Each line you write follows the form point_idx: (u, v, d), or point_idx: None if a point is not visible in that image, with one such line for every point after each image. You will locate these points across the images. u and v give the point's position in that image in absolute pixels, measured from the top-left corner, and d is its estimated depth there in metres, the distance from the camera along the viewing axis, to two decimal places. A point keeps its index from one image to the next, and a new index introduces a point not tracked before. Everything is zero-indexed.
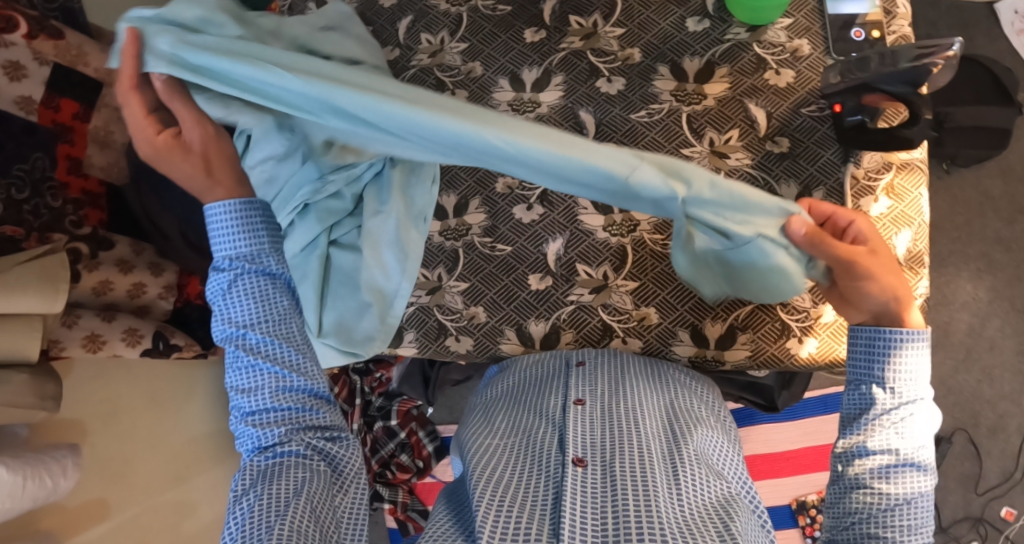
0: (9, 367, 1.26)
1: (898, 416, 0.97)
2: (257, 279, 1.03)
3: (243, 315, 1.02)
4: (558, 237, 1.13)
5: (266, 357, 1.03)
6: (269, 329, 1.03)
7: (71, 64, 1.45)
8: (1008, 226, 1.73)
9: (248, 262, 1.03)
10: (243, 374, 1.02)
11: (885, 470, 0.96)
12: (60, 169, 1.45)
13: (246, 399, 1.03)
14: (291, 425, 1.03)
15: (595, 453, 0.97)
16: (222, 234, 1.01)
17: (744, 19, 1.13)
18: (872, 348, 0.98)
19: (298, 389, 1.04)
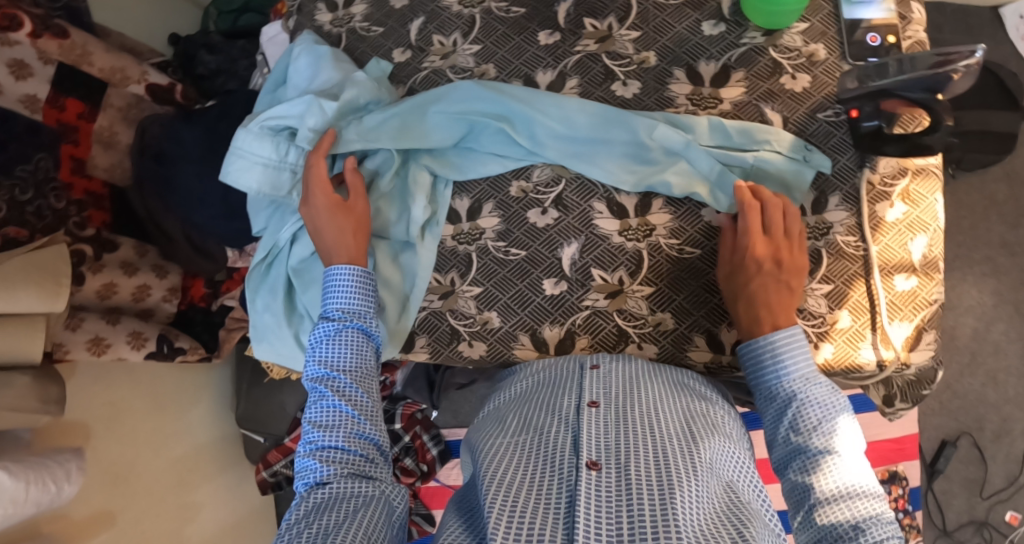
0: (12, 371, 1.24)
1: (807, 412, 0.95)
2: (354, 334, 1.06)
3: (337, 360, 1.04)
4: (573, 242, 1.12)
5: (347, 401, 1.02)
6: (356, 379, 1.04)
7: (75, 64, 1.43)
8: (1013, 231, 1.73)
9: (353, 317, 1.06)
10: (322, 412, 1.02)
11: (814, 469, 0.92)
12: (64, 169, 1.43)
13: (320, 434, 1.01)
14: (351, 468, 0.99)
15: (610, 455, 0.93)
16: (338, 292, 1.07)
17: (760, 23, 1.12)
18: (766, 365, 0.99)
19: (368, 436, 1.02)
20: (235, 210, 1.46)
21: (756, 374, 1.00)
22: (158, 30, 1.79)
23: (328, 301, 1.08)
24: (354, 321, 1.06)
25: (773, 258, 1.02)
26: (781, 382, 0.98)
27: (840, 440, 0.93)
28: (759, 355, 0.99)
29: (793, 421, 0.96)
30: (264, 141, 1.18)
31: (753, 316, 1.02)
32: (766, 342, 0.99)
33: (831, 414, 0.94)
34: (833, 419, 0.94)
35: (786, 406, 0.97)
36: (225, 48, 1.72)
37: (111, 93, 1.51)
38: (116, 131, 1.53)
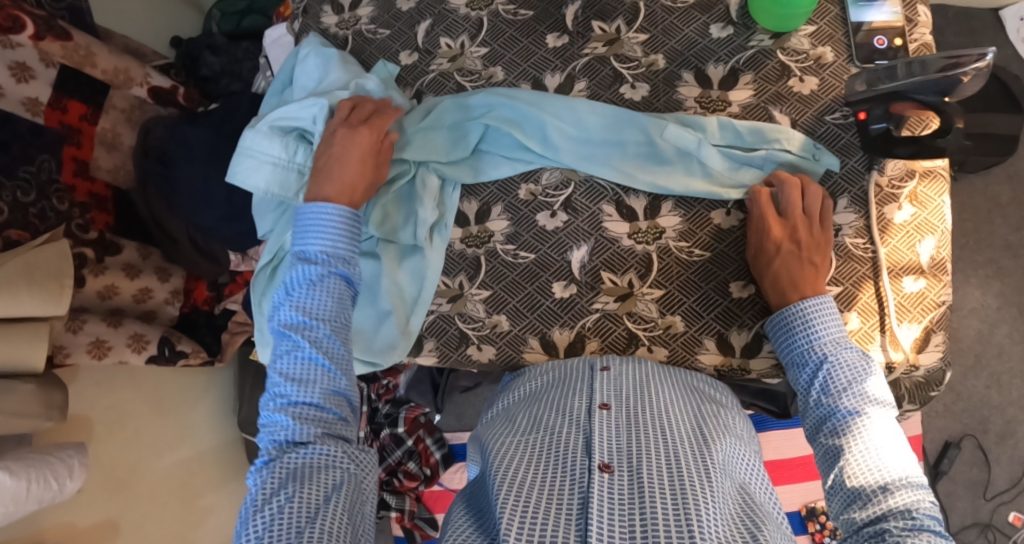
0: (14, 378, 1.23)
1: (835, 376, 0.96)
2: (334, 281, 1.03)
3: (316, 308, 1.02)
4: (582, 245, 1.12)
5: (323, 351, 1.00)
6: (335, 330, 1.02)
7: (78, 65, 1.41)
8: (1016, 233, 1.74)
9: (333, 263, 1.04)
10: (296, 363, 0.99)
11: (842, 432, 0.94)
12: (67, 172, 1.42)
13: (294, 388, 0.99)
14: (325, 427, 0.98)
15: (621, 458, 0.93)
16: (320, 232, 1.04)
17: (768, 26, 1.12)
18: (794, 324, 1.00)
19: (344, 393, 1.01)
20: (239, 213, 1.46)
21: (783, 342, 1.02)
22: (160, 32, 1.78)
23: (306, 244, 1.05)
24: (335, 267, 1.04)
25: (794, 237, 1.03)
26: (810, 347, 0.99)
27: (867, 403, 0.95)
28: (787, 322, 1.01)
29: (821, 385, 0.97)
30: (272, 142, 1.18)
31: (781, 292, 1.03)
32: (793, 307, 1.00)
33: (858, 377, 0.96)
34: (861, 383, 0.95)
35: (815, 371, 0.98)
36: (229, 49, 1.71)
37: (114, 95, 1.51)
38: (119, 133, 1.53)
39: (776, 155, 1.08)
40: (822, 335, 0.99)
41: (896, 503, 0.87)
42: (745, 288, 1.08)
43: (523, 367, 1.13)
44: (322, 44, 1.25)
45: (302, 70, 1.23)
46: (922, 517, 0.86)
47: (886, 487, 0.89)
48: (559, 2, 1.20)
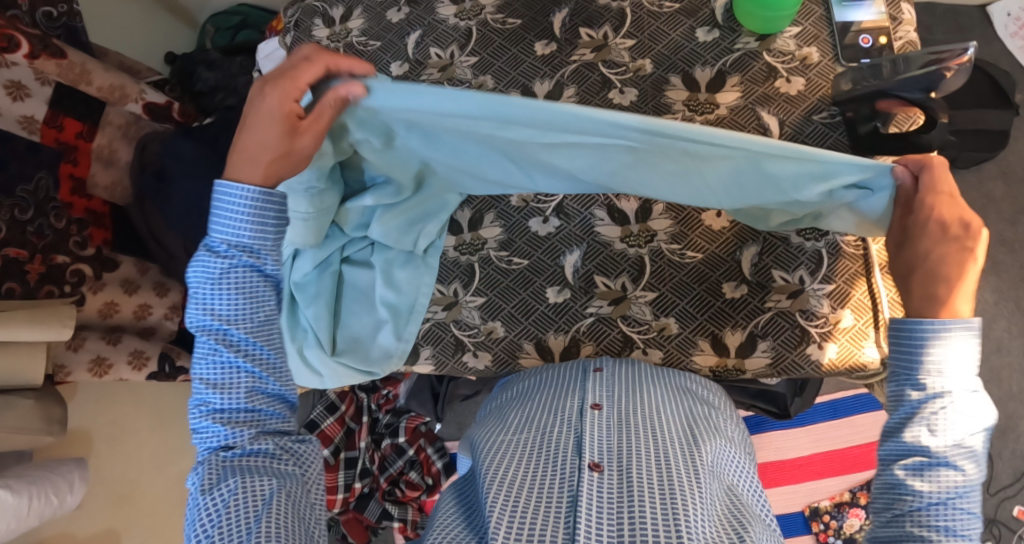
0: (15, 393, 1.24)
1: (941, 416, 0.89)
2: (246, 273, 0.96)
3: (228, 310, 0.96)
4: (575, 249, 1.13)
5: (246, 356, 0.97)
6: (253, 329, 0.97)
7: (74, 83, 1.43)
8: (1011, 227, 1.74)
9: (243, 254, 0.96)
10: (216, 369, 0.96)
11: (927, 477, 0.89)
12: (64, 189, 1.45)
13: (219, 395, 0.96)
14: (258, 426, 0.97)
15: (611, 457, 0.93)
16: (228, 222, 0.94)
17: (754, 28, 1.13)
18: (916, 344, 0.91)
19: (272, 387, 0.98)
20: None
21: (901, 356, 0.93)
22: (154, 49, 1.80)
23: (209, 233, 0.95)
24: (245, 259, 0.96)
25: (960, 220, 0.91)
26: (932, 373, 0.91)
27: (963, 455, 0.89)
28: (918, 340, 0.91)
29: (925, 422, 0.90)
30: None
31: (931, 291, 0.92)
32: (932, 324, 0.90)
33: (970, 424, 0.89)
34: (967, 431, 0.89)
35: (924, 402, 0.91)
36: (224, 64, 1.72)
37: (109, 112, 1.52)
38: (115, 150, 1.53)
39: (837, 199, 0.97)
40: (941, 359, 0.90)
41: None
42: (737, 288, 1.09)
43: (518, 371, 1.13)
44: None
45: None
46: None
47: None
48: (547, 11, 1.21)
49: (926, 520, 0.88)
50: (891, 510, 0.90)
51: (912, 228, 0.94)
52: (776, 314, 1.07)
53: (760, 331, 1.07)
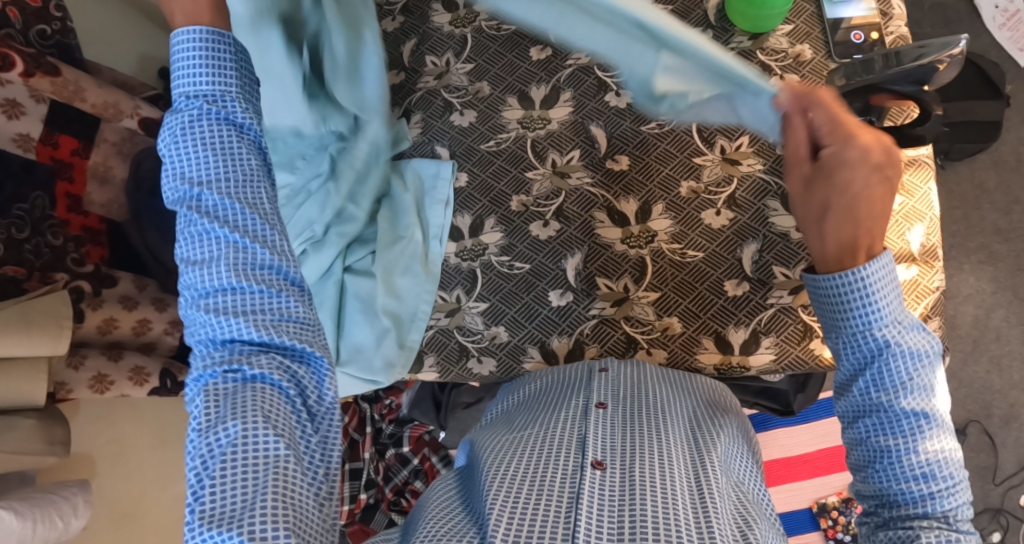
0: (17, 414, 1.25)
1: (896, 369, 0.88)
2: (215, 125, 0.90)
3: (198, 169, 0.90)
4: (576, 252, 1.13)
5: (223, 222, 0.89)
6: (227, 191, 0.90)
7: (68, 100, 1.44)
8: (1005, 217, 1.76)
9: (201, 101, 0.90)
10: (197, 243, 0.89)
11: (897, 429, 0.88)
12: (60, 207, 1.45)
13: (200, 272, 0.89)
14: (251, 316, 0.88)
15: (614, 455, 0.93)
16: (185, 70, 0.90)
17: (746, 28, 1.14)
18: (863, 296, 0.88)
19: (258, 266, 0.90)
20: None
21: (838, 318, 0.91)
22: (147, 65, 1.80)
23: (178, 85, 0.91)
24: (211, 108, 0.90)
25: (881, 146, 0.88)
26: (876, 327, 0.88)
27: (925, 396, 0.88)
28: (849, 300, 0.89)
29: (877, 379, 0.89)
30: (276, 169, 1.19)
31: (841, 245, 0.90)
32: (864, 272, 0.87)
33: (921, 365, 0.88)
34: (924, 371, 0.88)
35: (881, 348, 0.89)
36: None
37: (104, 128, 1.52)
38: (110, 166, 1.54)
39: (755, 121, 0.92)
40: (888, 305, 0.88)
41: (938, 511, 0.86)
42: (739, 285, 1.09)
43: (521, 375, 1.13)
44: None
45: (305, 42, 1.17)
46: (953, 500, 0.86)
47: (929, 495, 0.87)
48: None
49: (904, 464, 0.88)
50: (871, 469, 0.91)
51: (827, 174, 0.90)
52: (779, 311, 1.07)
53: (763, 327, 1.07)
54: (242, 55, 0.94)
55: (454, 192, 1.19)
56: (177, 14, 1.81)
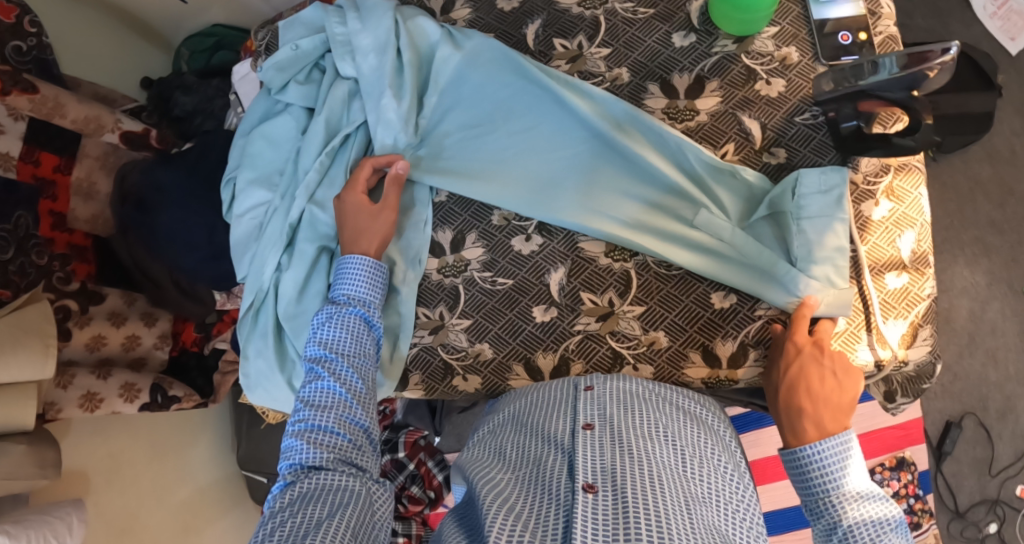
0: (7, 439, 1.25)
1: (857, 530, 0.86)
2: (355, 321, 1.04)
3: (336, 342, 1.02)
4: (559, 266, 1.11)
5: (339, 380, 0.99)
6: (357, 364, 1.01)
7: (48, 117, 1.42)
8: (999, 209, 1.74)
9: (356, 305, 1.05)
10: (314, 391, 0.98)
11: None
12: (44, 225, 1.43)
13: (313, 413, 0.97)
14: (337, 451, 0.95)
15: (605, 477, 0.91)
16: (349, 280, 1.06)
17: (731, 31, 1.11)
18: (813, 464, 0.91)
19: (358, 420, 0.98)
20: (221, 253, 1.50)
21: (799, 481, 0.92)
22: (129, 75, 1.77)
23: (335, 290, 1.07)
24: (355, 307, 1.05)
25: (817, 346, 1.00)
26: (833, 495, 0.89)
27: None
28: (806, 464, 0.91)
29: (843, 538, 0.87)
30: (258, 191, 1.22)
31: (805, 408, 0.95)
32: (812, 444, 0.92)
33: (887, 528, 0.86)
34: (889, 536, 0.85)
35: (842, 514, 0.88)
36: (200, 88, 1.72)
37: (86, 143, 1.51)
38: (95, 181, 1.52)
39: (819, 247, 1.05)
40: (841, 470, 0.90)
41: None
42: (726, 297, 1.07)
43: (506, 392, 1.11)
44: (306, 70, 1.23)
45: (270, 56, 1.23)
46: None
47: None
48: (519, 23, 1.19)
49: None
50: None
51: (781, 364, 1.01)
52: (767, 321, 1.06)
53: (751, 340, 1.06)
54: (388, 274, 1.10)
55: (433, 206, 1.16)
56: (158, 23, 1.78)
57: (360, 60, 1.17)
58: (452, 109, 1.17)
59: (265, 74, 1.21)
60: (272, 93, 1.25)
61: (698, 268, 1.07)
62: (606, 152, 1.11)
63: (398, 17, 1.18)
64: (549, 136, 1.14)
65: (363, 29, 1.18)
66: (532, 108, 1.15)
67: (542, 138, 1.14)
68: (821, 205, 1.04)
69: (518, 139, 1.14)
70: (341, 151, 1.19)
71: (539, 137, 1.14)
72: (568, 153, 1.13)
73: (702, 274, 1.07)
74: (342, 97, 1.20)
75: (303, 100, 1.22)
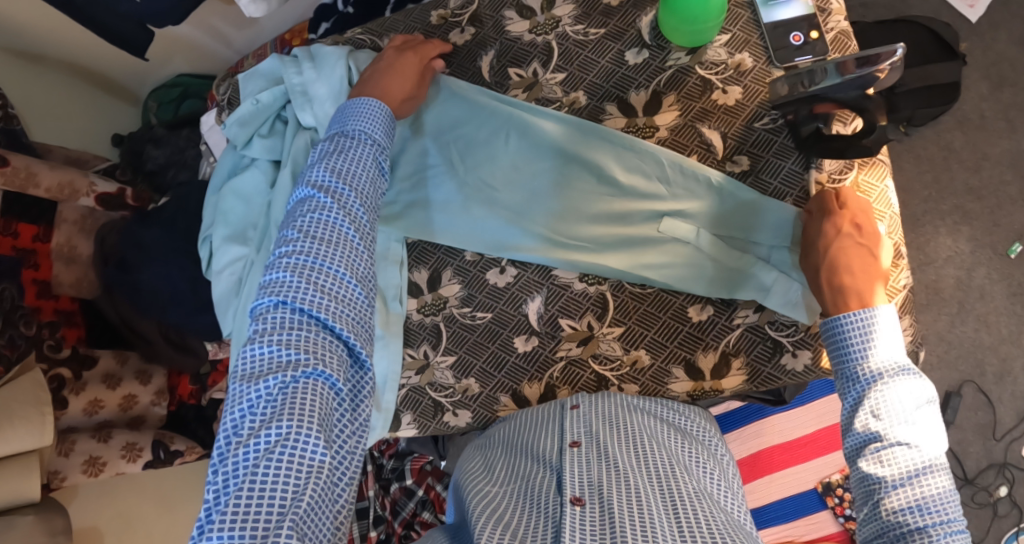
0: (15, 513, 1.26)
1: (886, 399, 0.92)
2: (366, 157, 1.03)
3: (345, 179, 0.99)
4: (536, 295, 1.13)
5: (344, 219, 0.97)
6: (363, 201, 1.00)
7: (22, 188, 1.45)
8: (976, 175, 1.75)
9: (367, 145, 1.03)
10: (317, 226, 0.96)
11: (888, 462, 0.91)
12: (29, 294, 1.44)
13: (313, 252, 0.94)
14: (330, 295, 0.93)
15: (592, 490, 0.93)
16: (365, 121, 1.05)
17: (683, 43, 1.12)
18: (847, 335, 0.95)
19: (362, 271, 0.97)
20: (207, 304, 1.50)
21: (837, 348, 0.97)
22: (100, 132, 1.78)
23: (345, 126, 1.05)
24: (369, 146, 1.03)
25: (851, 221, 1.01)
26: (866, 359, 0.94)
27: (916, 434, 0.91)
28: (846, 332, 0.95)
29: (869, 406, 0.93)
30: (233, 247, 1.23)
31: (840, 287, 0.99)
32: (853, 315, 0.95)
33: (914, 400, 0.92)
34: (909, 411, 0.92)
35: (867, 388, 0.93)
36: (171, 139, 1.72)
37: (62, 208, 1.51)
38: (75, 245, 1.51)
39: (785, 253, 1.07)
40: (868, 342, 0.94)
41: None
42: (702, 310, 1.09)
43: (496, 422, 1.13)
44: (268, 122, 1.24)
45: (233, 113, 1.24)
46: None
47: (923, 528, 0.87)
48: (473, 55, 1.20)
49: (915, 520, 0.88)
50: (868, 499, 0.92)
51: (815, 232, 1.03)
52: (746, 330, 1.08)
53: (731, 349, 1.08)
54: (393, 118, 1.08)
55: (406, 248, 1.17)
56: (124, 80, 1.77)
57: (318, 110, 1.18)
58: (408, 150, 1.18)
59: (230, 130, 1.22)
60: (237, 149, 1.26)
61: (667, 283, 1.09)
62: (566, 174, 1.13)
63: (352, 63, 1.19)
64: (507, 165, 1.15)
65: (318, 78, 1.19)
66: (486, 139, 1.16)
67: (500, 169, 1.15)
68: (782, 228, 1.07)
69: (477, 171, 1.16)
70: None
71: (496, 166, 1.15)
72: (527, 176, 1.14)
73: (676, 288, 1.09)
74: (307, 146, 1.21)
75: (268, 154, 1.23)
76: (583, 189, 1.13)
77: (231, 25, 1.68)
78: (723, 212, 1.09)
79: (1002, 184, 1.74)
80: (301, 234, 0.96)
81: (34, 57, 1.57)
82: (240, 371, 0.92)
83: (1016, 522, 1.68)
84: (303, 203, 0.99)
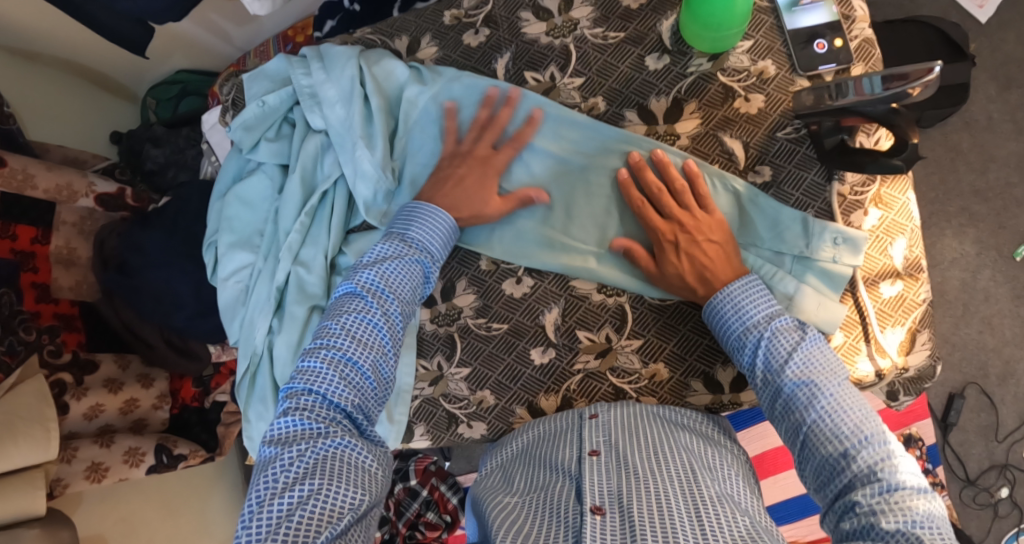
0: (18, 525, 1.22)
1: (774, 346, 0.97)
2: (416, 267, 1.05)
3: (390, 285, 1.02)
4: (552, 306, 1.11)
5: (383, 322, 1.00)
6: (403, 312, 1.02)
7: (20, 191, 1.41)
8: (982, 177, 1.74)
9: (419, 254, 1.05)
10: (359, 323, 0.99)
11: (795, 402, 0.94)
12: (27, 299, 1.40)
13: (355, 352, 0.97)
14: (360, 393, 0.96)
15: (613, 499, 0.92)
16: (425, 229, 1.06)
17: (705, 49, 1.10)
18: (730, 307, 1.01)
19: (388, 372, 1.00)
20: (210, 307, 1.47)
21: (719, 328, 1.03)
22: (99, 131, 1.74)
23: (405, 229, 1.06)
24: (419, 254, 1.05)
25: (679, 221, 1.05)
26: (748, 323, 1.00)
27: (812, 365, 0.95)
28: (717, 307, 1.02)
29: (764, 359, 0.98)
30: (240, 254, 1.21)
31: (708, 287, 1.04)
32: (720, 297, 1.02)
33: (798, 339, 0.97)
34: (804, 349, 0.96)
35: (758, 345, 0.98)
36: (170, 139, 1.69)
37: (60, 211, 1.47)
38: (74, 247, 1.48)
39: (806, 261, 1.07)
40: (745, 304, 1.00)
41: (864, 463, 0.88)
42: None
43: (511, 433, 1.12)
44: (275, 124, 1.21)
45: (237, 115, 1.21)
46: (886, 472, 0.87)
47: (846, 450, 0.90)
48: (488, 58, 1.17)
49: (839, 444, 0.90)
50: (801, 451, 0.95)
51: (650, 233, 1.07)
52: None
53: None
54: (453, 233, 1.08)
55: None
56: (121, 77, 1.73)
57: (327, 113, 1.16)
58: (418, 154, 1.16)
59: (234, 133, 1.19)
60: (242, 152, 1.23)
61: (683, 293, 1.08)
62: (582, 184, 1.12)
63: (363, 64, 1.16)
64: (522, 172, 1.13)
65: (328, 80, 1.16)
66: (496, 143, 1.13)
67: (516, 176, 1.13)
68: (791, 230, 1.07)
69: None
70: (321, 208, 1.18)
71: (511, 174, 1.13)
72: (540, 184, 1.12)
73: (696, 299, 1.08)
74: (315, 151, 1.18)
75: (276, 158, 1.21)
76: (601, 197, 1.11)
77: (232, 21, 1.65)
78: (745, 219, 1.08)
79: (1008, 186, 1.74)
80: (342, 329, 0.98)
81: (30, 55, 1.53)
82: (266, 441, 0.94)
83: (1016, 522, 1.69)
84: (348, 298, 1.01)
